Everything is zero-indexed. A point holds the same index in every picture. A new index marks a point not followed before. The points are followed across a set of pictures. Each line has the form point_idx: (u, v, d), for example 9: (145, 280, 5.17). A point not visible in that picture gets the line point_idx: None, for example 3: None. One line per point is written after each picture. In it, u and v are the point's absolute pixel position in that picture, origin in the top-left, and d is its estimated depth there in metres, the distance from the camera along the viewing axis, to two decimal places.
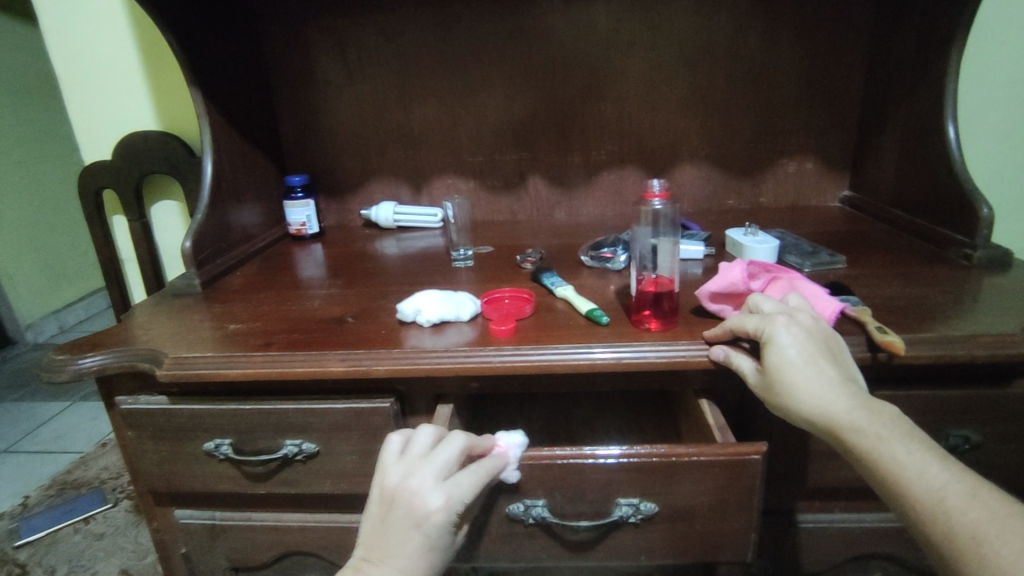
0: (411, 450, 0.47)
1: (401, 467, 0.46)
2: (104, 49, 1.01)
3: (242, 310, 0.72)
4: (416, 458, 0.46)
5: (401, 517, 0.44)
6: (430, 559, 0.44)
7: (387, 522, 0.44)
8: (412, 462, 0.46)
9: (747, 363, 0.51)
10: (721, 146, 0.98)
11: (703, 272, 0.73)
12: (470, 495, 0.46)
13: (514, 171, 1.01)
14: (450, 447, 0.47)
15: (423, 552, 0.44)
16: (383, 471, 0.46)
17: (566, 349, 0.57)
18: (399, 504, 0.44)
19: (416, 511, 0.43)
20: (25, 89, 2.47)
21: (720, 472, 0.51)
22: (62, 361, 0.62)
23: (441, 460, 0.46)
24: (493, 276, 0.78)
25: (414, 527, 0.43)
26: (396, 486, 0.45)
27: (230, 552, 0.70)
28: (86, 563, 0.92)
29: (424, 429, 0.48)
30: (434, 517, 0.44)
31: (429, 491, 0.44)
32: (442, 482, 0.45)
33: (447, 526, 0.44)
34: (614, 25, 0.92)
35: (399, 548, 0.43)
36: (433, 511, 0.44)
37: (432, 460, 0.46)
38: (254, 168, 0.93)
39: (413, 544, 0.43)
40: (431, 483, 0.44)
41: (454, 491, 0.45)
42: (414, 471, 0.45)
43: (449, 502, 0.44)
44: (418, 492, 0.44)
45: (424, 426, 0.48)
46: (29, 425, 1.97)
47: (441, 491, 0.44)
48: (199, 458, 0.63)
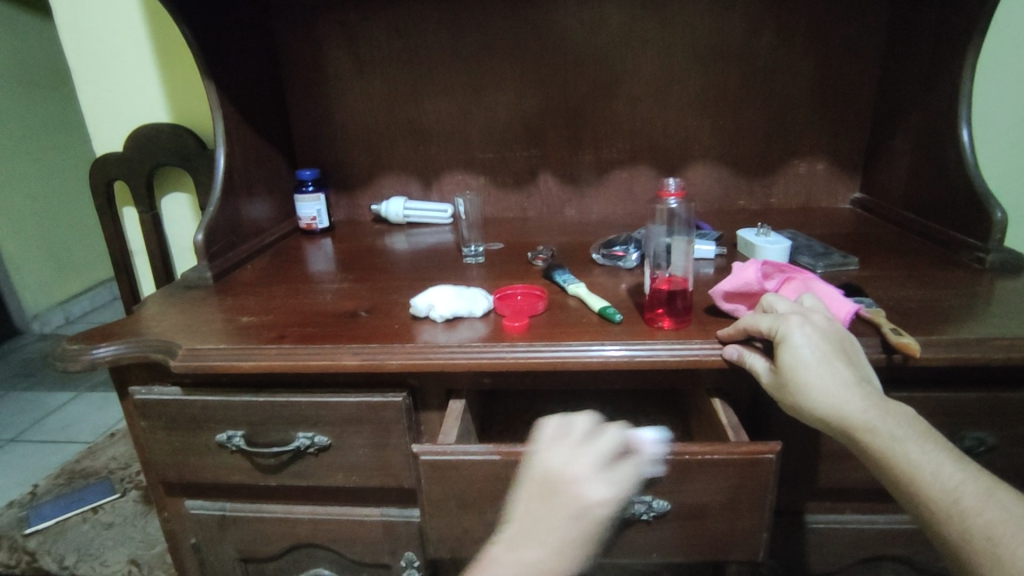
0: (570, 437, 0.52)
1: (562, 453, 0.51)
2: (117, 41, 1.01)
3: (254, 302, 0.72)
4: (575, 446, 0.51)
5: (562, 501, 0.48)
6: (585, 544, 0.49)
7: (550, 503, 0.49)
8: (571, 451, 0.51)
9: (761, 363, 0.51)
10: (732, 146, 0.98)
11: (715, 272, 0.73)
12: (624, 490, 0.51)
13: (524, 168, 1.01)
14: (610, 440, 0.51)
15: (579, 537, 0.48)
16: (544, 452, 0.51)
17: (578, 346, 0.57)
18: (560, 488, 0.49)
19: (576, 499, 0.49)
20: (35, 80, 2.48)
21: (733, 471, 0.51)
22: (77, 351, 0.62)
23: (601, 452, 0.51)
24: (504, 273, 0.78)
25: (576, 514, 0.48)
26: (558, 471, 0.50)
27: (239, 543, 0.70)
28: (95, 552, 0.92)
29: (585, 419, 0.53)
30: (592, 506, 0.49)
31: (590, 482, 0.49)
32: (602, 475, 0.50)
33: (602, 516, 0.50)
34: (627, 22, 0.92)
35: (557, 529, 0.48)
36: (592, 500, 0.49)
37: (591, 450, 0.51)
38: (266, 161, 0.94)
39: (572, 528, 0.48)
40: (592, 475, 0.50)
41: (612, 486, 0.50)
42: (577, 460, 0.50)
43: (608, 493, 0.49)
44: (580, 481, 0.49)
45: (584, 416, 0.53)
46: (35, 414, 1.98)
47: (601, 484, 0.49)
48: (212, 449, 0.64)
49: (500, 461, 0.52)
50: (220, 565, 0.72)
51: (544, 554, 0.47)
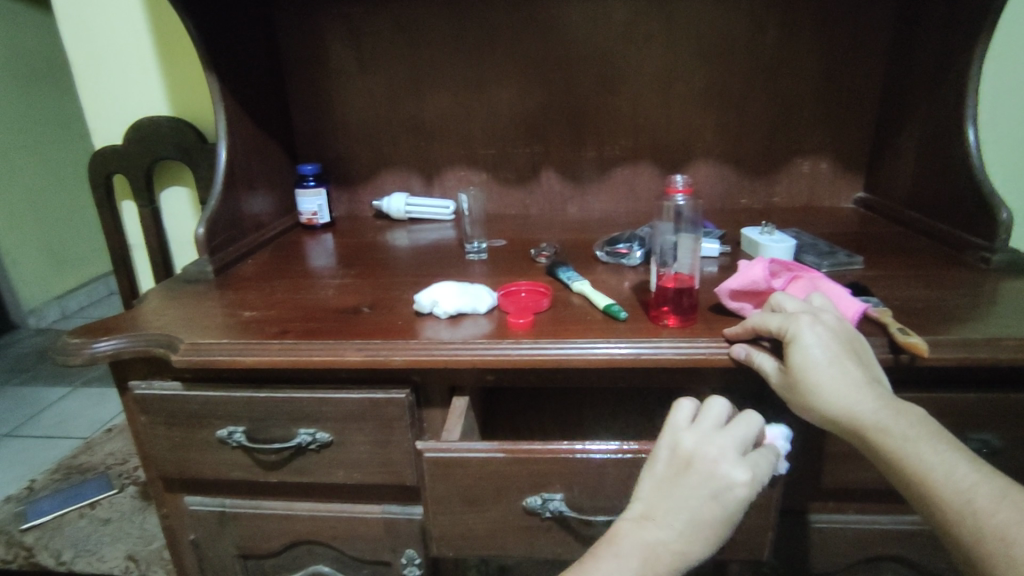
0: (704, 419, 0.47)
1: (700, 435, 0.46)
2: (117, 33, 1.00)
3: (255, 297, 0.72)
4: (710, 428, 0.47)
5: (700, 481, 0.44)
6: (719, 533, 0.44)
7: (684, 482, 0.44)
8: (708, 433, 0.46)
9: (769, 362, 0.51)
10: (737, 144, 0.97)
11: (719, 270, 0.73)
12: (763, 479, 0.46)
13: (527, 165, 1.01)
14: (751, 424, 0.47)
15: (717, 522, 0.44)
16: (677, 435, 0.47)
17: (584, 344, 0.57)
18: (699, 469, 0.45)
19: (719, 480, 0.44)
20: (32, 73, 2.47)
21: None
22: (77, 345, 0.61)
23: (741, 435, 0.46)
24: (508, 269, 0.77)
25: (715, 495, 0.44)
26: (693, 452, 0.45)
27: (239, 540, 0.70)
28: (92, 548, 0.91)
29: (719, 401, 0.49)
30: (735, 491, 0.44)
31: (733, 464, 0.45)
32: (742, 458, 0.45)
33: (742, 504, 0.45)
34: (632, 19, 0.92)
35: (693, 509, 0.43)
36: (735, 484, 0.44)
37: (731, 432, 0.46)
38: (267, 156, 0.93)
39: (710, 512, 0.44)
40: (734, 457, 0.45)
41: (753, 472, 0.45)
42: (716, 441, 0.45)
43: (753, 478, 0.45)
44: (721, 463, 0.44)
45: (717, 398, 0.49)
46: (31, 409, 1.97)
47: (743, 468, 0.45)
48: (212, 445, 0.63)
49: (505, 458, 0.52)
50: (219, 562, 0.71)
51: (679, 536, 0.43)
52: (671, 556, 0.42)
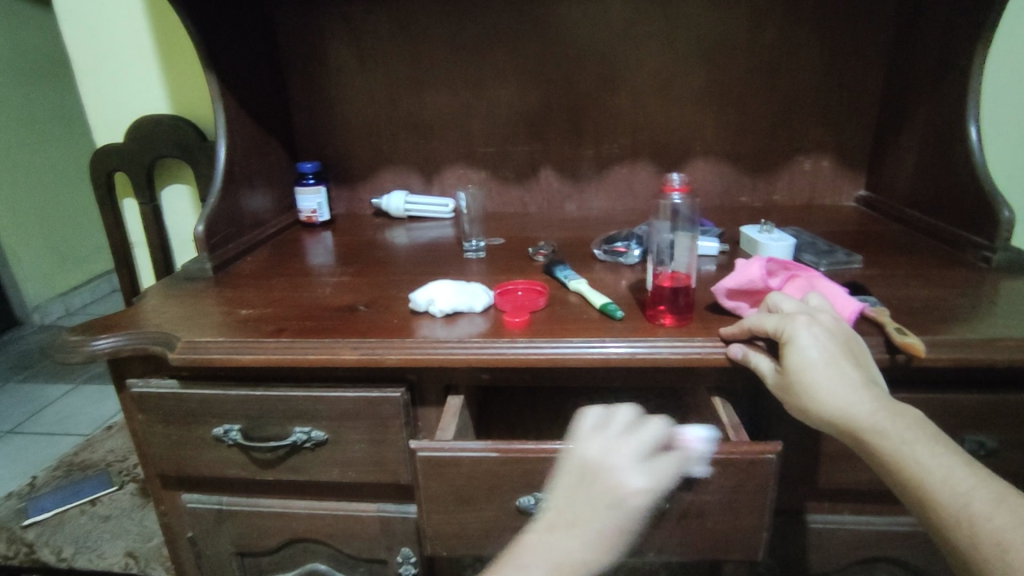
0: (609, 427, 0.49)
1: (603, 442, 0.48)
2: (117, 31, 1.00)
3: (253, 295, 0.72)
4: (615, 436, 0.48)
5: (602, 489, 0.45)
6: (620, 540, 0.45)
7: (587, 491, 0.45)
8: (612, 440, 0.48)
9: (766, 362, 0.51)
10: (737, 142, 0.97)
11: (717, 269, 0.72)
12: (663, 485, 0.47)
13: (526, 163, 1.01)
14: (654, 431, 0.49)
15: (618, 529, 0.45)
16: (581, 442, 0.48)
17: (580, 343, 0.56)
18: (602, 476, 0.46)
19: (619, 487, 0.45)
20: (35, 70, 2.48)
21: (733, 471, 0.50)
22: (76, 342, 0.61)
23: (643, 442, 0.48)
24: (506, 268, 0.77)
25: (614, 503, 0.45)
26: (597, 459, 0.47)
27: (236, 537, 0.70)
28: (92, 545, 0.92)
29: (625, 409, 0.50)
30: (635, 498, 0.45)
31: (632, 471, 0.46)
32: (642, 465, 0.47)
33: (641, 511, 0.46)
34: (633, 16, 0.91)
35: (597, 516, 0.44)
36: (636, 490, 0.45)
37: (632, 439, 0.48)
38: (266, 154, 0.93)
39: (611, 519, 0.45)
40: (635, 464, 0.47)
41: (652, 478, 0.47)
42: (619, 448, 0.47)
43: (649, 484, 0.46)
44: (621, 470, 0.46)
45: (624, 406, 0.51)
46: (34, 406, 1.98)
47: (642, 474, 0.46)
48: (208, 443, 0.63)
49: (499, 457, 0.52)
50: (216, 559, 0.72)
51: (584, 544, 0.43)
52: (576, 564, 0.43)
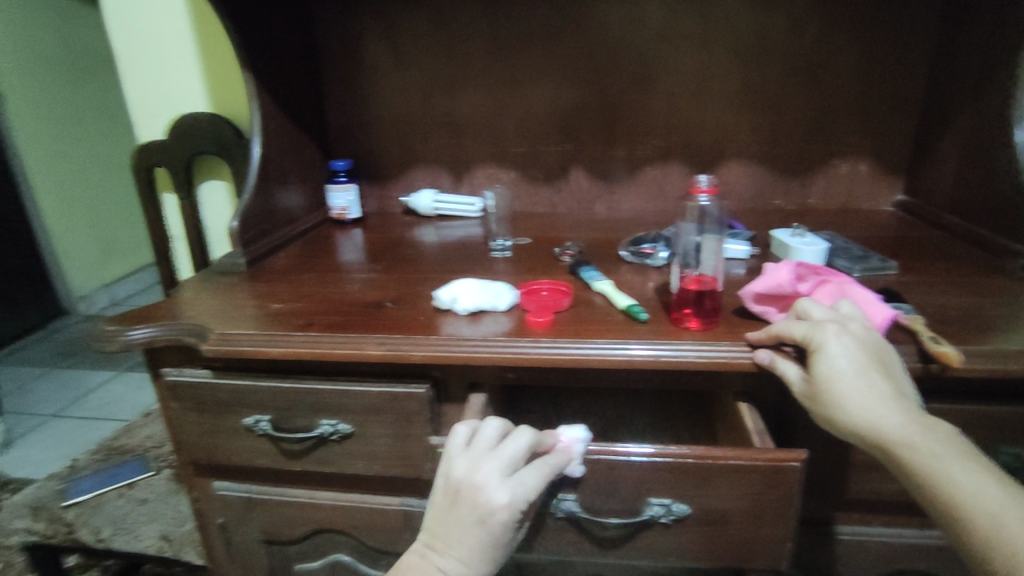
0: (475, 442, 0.48)
1: (468, 460, 0.47)
2: (162, 32, 1.04)
3: (284, 290, 0.74)
4: (481, 452, 0.48)
5: (466, 510, 0.46)
6: (491, 551, 0.46)
7: (454, 512, 0.46)
8: (477, 457, 0.47)
9: (792, 369, 0.50)
10: (771, 144, 0.95)
11: (746, 273, 0.71)
12: (533, 493, 0.47)
13: (555, 163, 1.01)
14: (519, 443, 0.48)
15: (487, 544, 0.46)
16: (447, 460, 0.48)
17: (603, 344, 0.56)
18: (465, 496, 0.46)
19: (481, 507, 0.45)
20: (83, 68, 2.57)
21: (757, 478, 0.49)
22: (113, 332, 0.64)
23: (508, 457, 0.47)
24: (532, 267, 0.78)
25: (479, 521, 0.45)
26: (461, 479, 0.46)
27: (265, 524, 0.72)
28: (129, 527, 0.95)
29: (491, 421, 0.49)
30: (499, 514, 0.45)
31: (494, 488, 0.46)
32: (506, 478, 0.46)
33: (509, 523, 0.46)
34: (666, 16, 0.90)
35: (463, 537, 0.45)
36: (499, 508, 0.45)
37: (497, 454, 0.47)
38: (300, 152, 0.95)
39: (477, 538, 0.45)
40: (498, 481, 0.46)
41: (518, 490, 0.46)
42: (480, 467, 0.46)
43: (513, 498, 0.46)
44: (482, 489, 0.46)
45: (491, 418, 0.49)
46: (78, 392, 2.06)
47: (506, 488, 0.46)
48: (239, 432, 0.65)
49: None
50: (246, 545, 0.74)
51: (452, 566, 0.45)
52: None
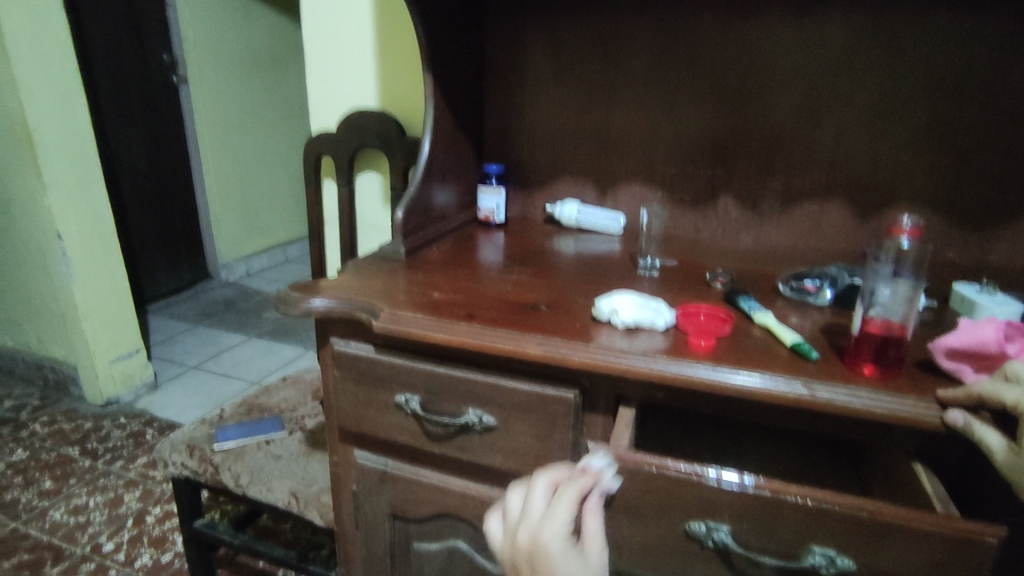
0: (512, 515, 0.51)
1: (511, 531, 0.50)
2: (347, 31, 1.12)
3: (442, 281, 0.78)
4: (517, 519, 0.51)
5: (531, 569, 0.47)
6: None
7: None
8: (517, 523, 0.50)
9: (993, 434, 0.46)
10: (952, 190, 0.87)
11: (924, 325, 0.66)
12: (570, 514, 0.48)
13: (705, 188, 0.98)
14: (536, 489, 0.50)
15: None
16: (504, 545, 0.51)
17: (770, 377, 0.55)
18: (523, 559, 0.47)
19: (536, 554, 0.46)
20: (257, 61, 2.85)
21: (941, 547, 0.47)
22: (297, 298, 0.69)
23: (532, 506, 0.49)
24: (683, 290, 0.76)
25: (544, 571, 0.46)
26: (514, 549, 0.49)
27: (394, 499, 0.75)
28: (264, 479, 1.04)
29: (513, 491, 0.53)
30: (550, 546, 0.46)
31: (533, 534, 0.47)
32: (541, 517, 0.48)
33: (567, 554, 0.46)
34: (852, 48, 0.86)
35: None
36: (546, 542, 0.47)
37: (525, 511, 0.50)
38: (460, 153, 1.00)
39: None
40: (535, 525, 0.48)
41: (556, 521, 0.47)
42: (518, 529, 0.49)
43: (552, 532, 0.47)
44: (527, 539, 0.48)
45: (513, 490, 0.53)
46: (213, 350, 2.28)
47: (544, 525, 0.48)
48: (389, 409, 0.70)
49: (676, 478, 0.52)
50: (373, 516, 0.78)
51: None
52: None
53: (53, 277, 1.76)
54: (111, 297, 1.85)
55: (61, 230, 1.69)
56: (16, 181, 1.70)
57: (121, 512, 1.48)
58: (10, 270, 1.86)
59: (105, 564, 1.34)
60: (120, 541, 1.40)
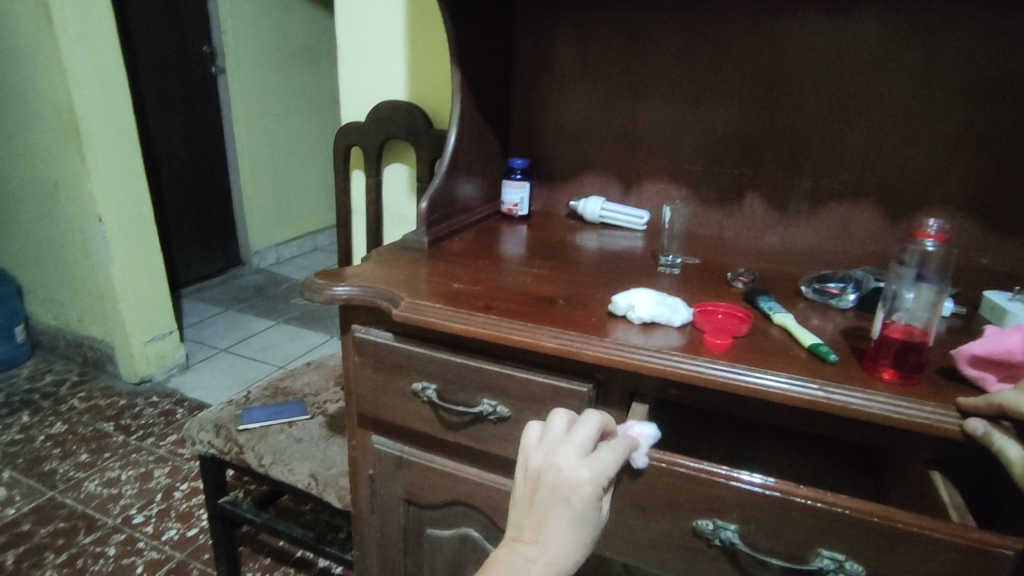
0: (549, 433, 0.51)
1: (544, 448, 0.50)
2: (377, 24, 1.13)
3: (462, 272, 0.79)
4: (555, 439, 0.50)
5: (549, 492, 0.47)
6: (578, 532, 0.47)
7: (540, 498, 0.47)
8: (553, 443, 0.50)
9: (1012, 446, 0.46)
10: (987, 194, 0.84)
11: (950, 331, 0.64)
12: (612, 469, 0.49)
13: (730, 186, 0.97)
14: (587, 428, 0.50)
15: (573, 524, 0.47)
16: (526, 455, 0.50)
17: (785, 377, 0.54)
18: (548, 481, 0.47)
19: (565, 486, 0.47)
20: (292, 53, 2.90)
21: (956, 557, 0.46)
22: (321, 285, 0.71)
23: (581, 440, 0.49)
24: (703, 289, 0.76)
25: (565, 500, 0.46)
26: (540, 465, 0.48)
27: (408, 484, 0.77)
28: (286, 460, 1.06)
29: (558, 413, 0.52)
30: (584, 488, 0.47)
31: (574, 466, 0.47)
32: (585, 458, 0.48)
33: (592, 499, 0.47)
34: (887, 47, 0.84)
35: (549, 518, 0.46)
36: (583, 483, 0.47)
37: (572, 440, 0.49)
38: (485, 146, 1.01)
39: (563, 516, 0.46)
40: (576, 459, 0.48)
41: (598, 467, 0.48)
42: (558, 452, 0.48)
43: (594, 474, 0.47)
44: (563, 468, 0.47)
45: (557, 411, 0.52)
46: (243, 334, 2.34)
47: (585, 464, 0.48)
48: (406, 395, 0.71)
49: (686, 475, 0.52)
50: (388, 500, 0.80)
51: (545, 552, 0.45)
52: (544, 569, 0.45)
53: (94, 258, 1.83)
54: (148, 280, 1.91)
55: (102, 214, 1.75)
56: (61, 165, 1.77)
57: (150, 487, 1.54)
58: (55, 251, 1.94)
59: (134, 535, 1.39)
60: (148, 514, 1.45)
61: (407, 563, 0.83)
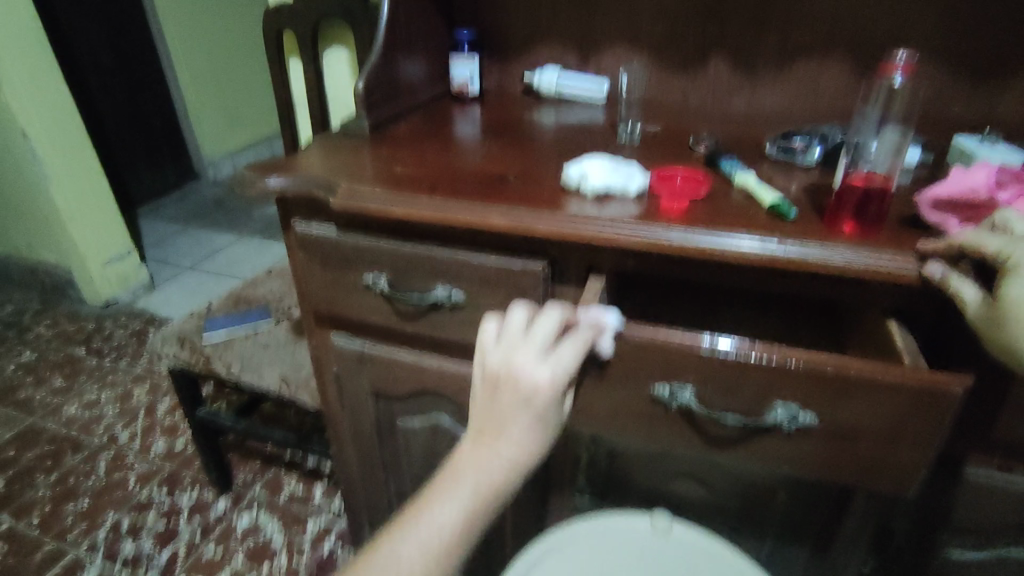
0: (508, 329, 0.49)
1: (502, 346, 0.48)
2: None
3: (407, 156, 0.73)
4: (514, 337, 0.48)
5: (510, 393, 0.46)
6: (539, 430, 0.46)
7: (499, 398, 0.46)
8: (512, 342, 0.48)
9: (969, 287, 0.45)
10: (967, 34, 0.78)
11: (916, 181, 0.62)
12: (572, 367, 0.48)
13: (695, 46, 0.89)
14: (548, 323, 0.48)
15: (534, 423, 0.46)
16: (485, 355, 0.48)
17: (742, 237, 0.52)
18: (507, 382, 0.46)
19: (525, 388, 0.45)
20: None
21: (906, 397, 0.47)
22: (252, 178, 0.65)
23: (541, 338, 0.47)
24: (664, 157, 0.72)
25: (525, 402, 0.45)
26: (499, 365, 0.47)
27: (373, 378, 0.76)
28: (254, 366, 1.06)
29: (516, 308, 0.50)
30: (543, 388, 0.46)
31: (534, 367, 0.46)
32: (546, 357, 0.47)
33: (554, 398, 0.46)
34: None
35: (510, 417, 0.45)
36: (543, 384, 0.46)
37: (532, 337, 0.47)
38: (428, 17, 0.90)
39: (523, 417, 0.45)
40: (537, 359, 0.46)
41: (558, 366, 0.47)
42: (518, 351, 0.47)
43: (556, 374, 0.46)
44: (523, 369, 0.46)
45: (517, 306, 0.50)
46: (207, 249, 2.27)
47: (545, 365, 0.46)
48: (358, 289, 0.68)
49: (641, 342, 0.51)
50: (357, 396, 0.79)
51: (507, 449, 0.45)
52: (505, 468, 0.45)
53: (30, 180, 1.71)
54: (93, 200, 1.80)
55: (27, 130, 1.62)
56: None
57: (131, 406, 1.54)
58: None
59: (123, 451, 1.41)
60: (133, 431, 1.47)
61: (384, 453, 0.85)
